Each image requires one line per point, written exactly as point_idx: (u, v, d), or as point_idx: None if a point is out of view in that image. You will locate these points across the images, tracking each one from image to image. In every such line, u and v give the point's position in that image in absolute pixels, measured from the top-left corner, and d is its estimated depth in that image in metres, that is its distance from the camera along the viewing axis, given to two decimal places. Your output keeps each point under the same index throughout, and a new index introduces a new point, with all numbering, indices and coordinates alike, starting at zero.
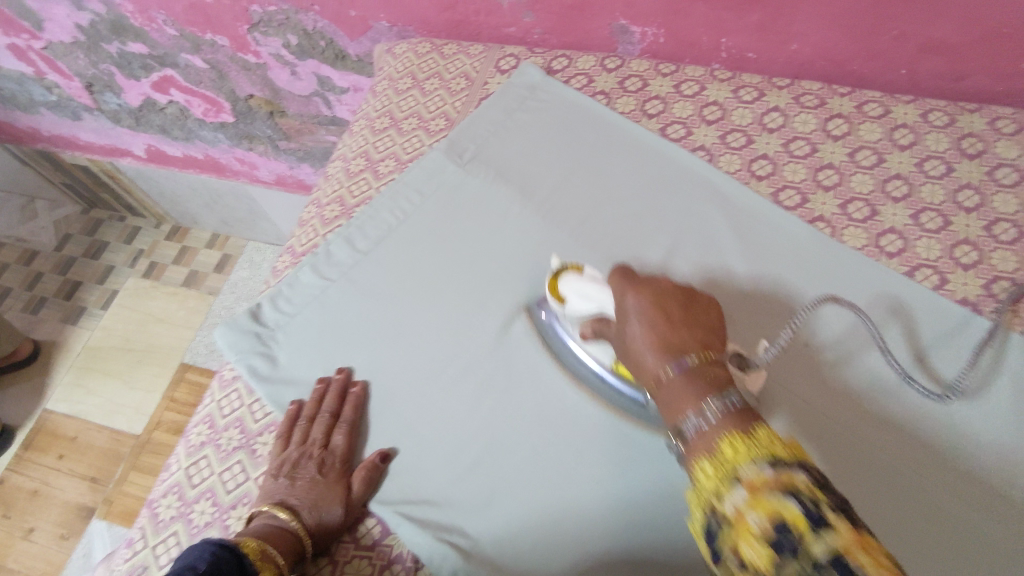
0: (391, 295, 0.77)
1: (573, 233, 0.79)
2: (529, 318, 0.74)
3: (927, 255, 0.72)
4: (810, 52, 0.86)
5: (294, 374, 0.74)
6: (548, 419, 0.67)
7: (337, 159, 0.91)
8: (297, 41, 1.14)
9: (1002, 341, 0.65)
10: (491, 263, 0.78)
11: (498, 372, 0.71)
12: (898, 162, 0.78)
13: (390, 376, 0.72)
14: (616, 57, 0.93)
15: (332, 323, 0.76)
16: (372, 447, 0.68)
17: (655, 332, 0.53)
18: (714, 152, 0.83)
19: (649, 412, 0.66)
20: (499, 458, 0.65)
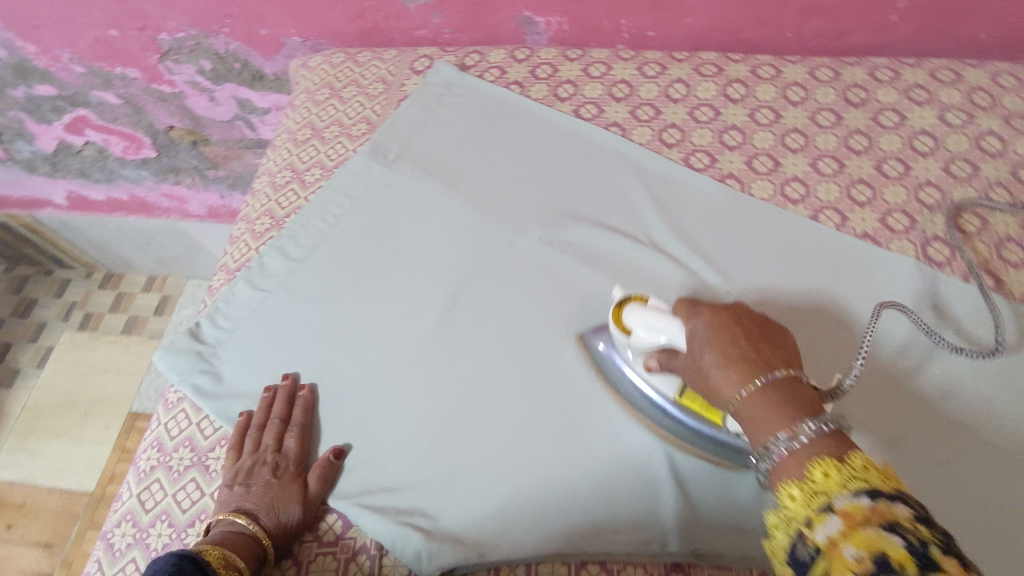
0: (330, 298, 0.78)
1: (502, 218, 0.81)
2: (469, 301, 0.76)
3: (827, 197, 0.78)
4: (704, 25, 0.91)
5: (241, 387, 0.74)
6: (497, 394, 0.69)
7: (263, 174, 0.91)
8: (211, 66, 1.14)
9: (896, 266, 0.72)
10: (426, 256, 0.80)
11: (444, 356, 0.73)
12: (794, 117, 0.85)
13: (338, 374, 0.73)
14: (525, 48, 0.96)
15: (275, 332, 0.77)
16: (326, 445, 0.68)
17: (735, 351, 0.53)
18: (626, 127, 0.87)
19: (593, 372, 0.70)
20: (453, 437, 0.67)
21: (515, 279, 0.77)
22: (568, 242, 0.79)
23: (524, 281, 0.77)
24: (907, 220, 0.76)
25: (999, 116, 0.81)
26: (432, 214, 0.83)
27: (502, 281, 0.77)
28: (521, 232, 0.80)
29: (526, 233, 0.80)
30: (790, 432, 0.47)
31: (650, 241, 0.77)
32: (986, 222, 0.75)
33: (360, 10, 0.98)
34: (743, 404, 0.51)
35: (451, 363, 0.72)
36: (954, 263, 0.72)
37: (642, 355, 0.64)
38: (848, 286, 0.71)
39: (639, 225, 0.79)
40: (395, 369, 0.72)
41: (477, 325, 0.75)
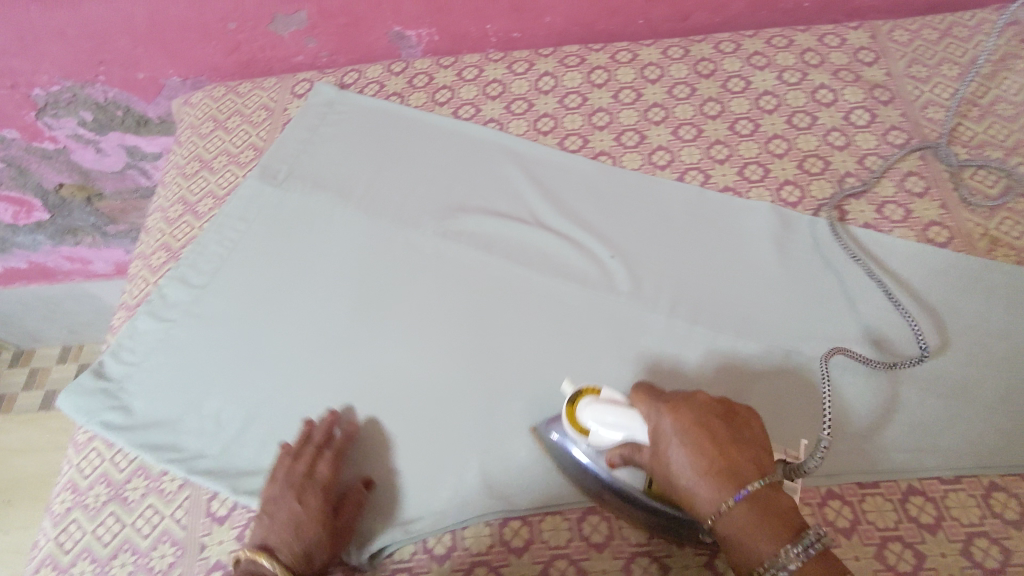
0: (236, 317, 0.79)
1: (395, 220, 0.84)
2: (373, 301, 0.78)
3: (690, 160, 0.85)
4: (563, 21, 0.98)
5: (153, 416, 0.73)
6: (407, 383, 0.72)
7: (155, 211, 0.92)
8: (93, 117, 1.13)
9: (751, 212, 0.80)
10: (325, 263, 0.82)
11: (351, 355, 0.75)
12: (653, 93, 0.92)
13: (251, 387, 0.74)
14: (401, 61, 1.00)
15: (183, 358, 0.76)
16: (247, 456, 0.69)
17: (707, 462, 0.51)
18: (503, 122, 0.92)
19: (496, 347, 0.74)
20: (370, 427, 0.70)
21: (413, 272, 0.80)
22: (460, 233, 0.82)
23: (422, 272, 0.80)
24: (761, 170, 0.83)
25: (828, 71, 0.91)
26: (326, 225, 0.85)
27: (402, 276, 0.80)
28: (415, 230, 0.83)
29: (419, 231, 0.83)
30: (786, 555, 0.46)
31: (537, 222, 0.82)
32: (827, 163, 0.83)
33: (234, 43, 1.00)
34: (719, 523, 0.49)
35: (360, 361, 0.74)
36: (804, 203, 0.80)
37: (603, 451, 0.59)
38: (717, 237, 0.79)
39: (524, 208, 0.84)
40: (306, 375, 0.74)
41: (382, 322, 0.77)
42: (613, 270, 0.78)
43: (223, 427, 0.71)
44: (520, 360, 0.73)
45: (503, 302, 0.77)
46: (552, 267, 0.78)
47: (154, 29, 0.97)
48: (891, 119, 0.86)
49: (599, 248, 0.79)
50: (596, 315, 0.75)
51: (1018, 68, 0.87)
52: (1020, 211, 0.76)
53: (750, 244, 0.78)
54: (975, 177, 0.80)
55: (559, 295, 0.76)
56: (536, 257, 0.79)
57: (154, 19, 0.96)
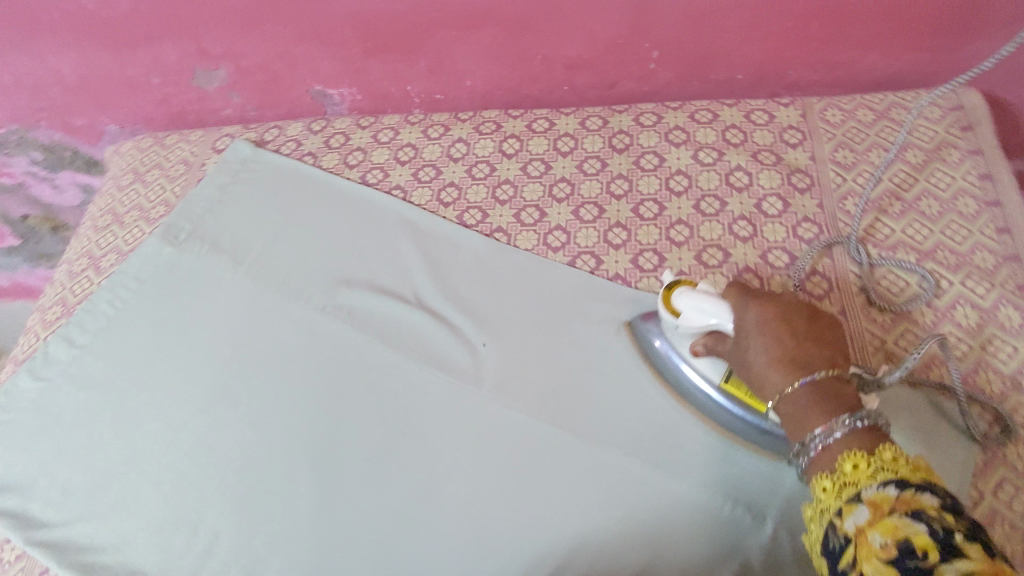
0: (108, 382, 0.79)
1: (279, 289, 0.83)
2: (238, 374, 0.77)
3: (586, 243, 0.81)
4: (484, 85, 0.95)
5: (9, 480, 0.74)
6: (248, 469, 0.70)
7: (63, 263, 0.94)
8: (43, 156, 1.17)
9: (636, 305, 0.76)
10: (202, 330, 0.81)
11: (204, 430, 0.73)
12: (562, 166, 0.88)
13: (105, 458, 0.73)
14: (322, 120, 1.00)
15: (50, 423, 0.77)
16: (81, 530, 0.69)
17: (780, 353, 0.58)
18: (407, 189, 0.90)
19: (346, 436, 0.71)
20: (202, 511, 0.68)
21: (283, 346, 0.78)
22: (338, 309, 0.80)
23: (292, 346, 0.78)
24: (656, 259, 0.79)
25: (748, 151, 0.85)
26: (213, 289, 0.85)
27: (271, 349, 0.78)
28: (296, 302, 0.81)
29: (298, 303, 0.81)
30: (828, 428, 0.53)
31: (417, 301, 0.79)
32: (728, 255, 0.78)
33: (163, 96, 1.02)
34: (784, 404, 0.57)
35: (210, 438, 0.72)
36: None
37: (692, 334, 0.66)
38: (595, 330, 0.75)
39: (408, 284, 0.81)
40: (159, 447, 0.73)
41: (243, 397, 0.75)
42: (482, 360, 0.74)
43: (68, 498, 0.71)
44: (368, 452, 0.70)
45: (364, 386, 0.74)
46: (421, 351, 0.75)
47: (84, 80, 1.00)
48: (806, 209, 0.80)
49: (472, 333, 0.76)
50: (454, 410, 0.71)
51: (953, 159, 0.81)
52: (926, 325, 0.70)
53: (627, 341, 0.73)
54: (883, 283, 0.73)
55: (422, 384, 0.73)
56: (407, 339, 0.77)
57: (85, 71, 0.99)
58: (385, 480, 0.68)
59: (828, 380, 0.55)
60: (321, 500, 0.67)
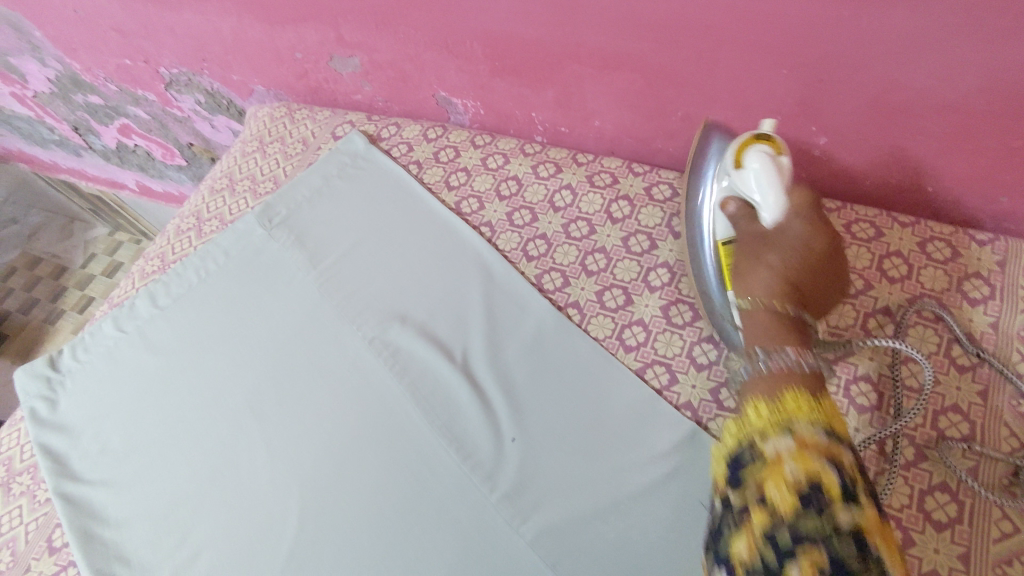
0: (168, 351, 0.82)
1: (339, 306, 0.81)
2: (275, 385, 0.76)
3: (664, 351, 0.69)
4: (613, 129, 0.84)
5: (65, 420, 0.80)
6: (248, 493, 0.70)
7: (178, 216, 0.99)
8: (205, 99, 1.24)
9: (693, 450, 0.63)
10: (260, 327, 0.81)
11: (226, 435, 0.74)
12: (668, 249, 0.75)
13: (142, 429, 0.77)
14: (440, 128, 0.94)
15: (111, 376, 0.82)
16: (102, 496, 0.73)
17: (781, 271, 0.53)
18: (496, 229, 0.83)
19: (345, 492, 0.68)
20: (196, 519, 0.69)
21: (324, 370, 0.76)
22: (386, 348, 0.76)
23: (332, 373, 0.76)
24: None
25: (905, 292, 0.68)
26: (284, 287, 0.84)
27: (311, 371, 0.76)
28: (351, 325, 0.79)
29: (352, 327, 0.79)
30: (796, 356, 0.47)
31: (462, 363, 0.73)
32: None
33: (303, 71, 1.02)
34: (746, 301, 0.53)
35: (229, 445, 0.73)
36: None
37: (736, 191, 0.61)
38: (637, 464, 0.64)
39: (460, 340, 0.75)
40: (187, 434, 0.75)
41: (270, 412, 0.74)
42: (505, 455, 0.67)
43: (103, 456, 0.76)
44: (360, 520, 0.66)
45: (380, 442, 0.70)
46: (447, 423, 0.69)
47: (238, 43, 1.02)
48: (959, 394, 0.61)
49: (505, 421, 0.69)
50: (457, 502, 0.65)
51: None
52: None
53: (670, 490, 0.62)
54: None
55: (435, 463, 0.68)
56: (440, 402, 0.71)
57: (239, 36, 1.01)
58: (364, 559, 0.64)
59: (801, 321, 0.51)
60: (301, 552, 0.65)
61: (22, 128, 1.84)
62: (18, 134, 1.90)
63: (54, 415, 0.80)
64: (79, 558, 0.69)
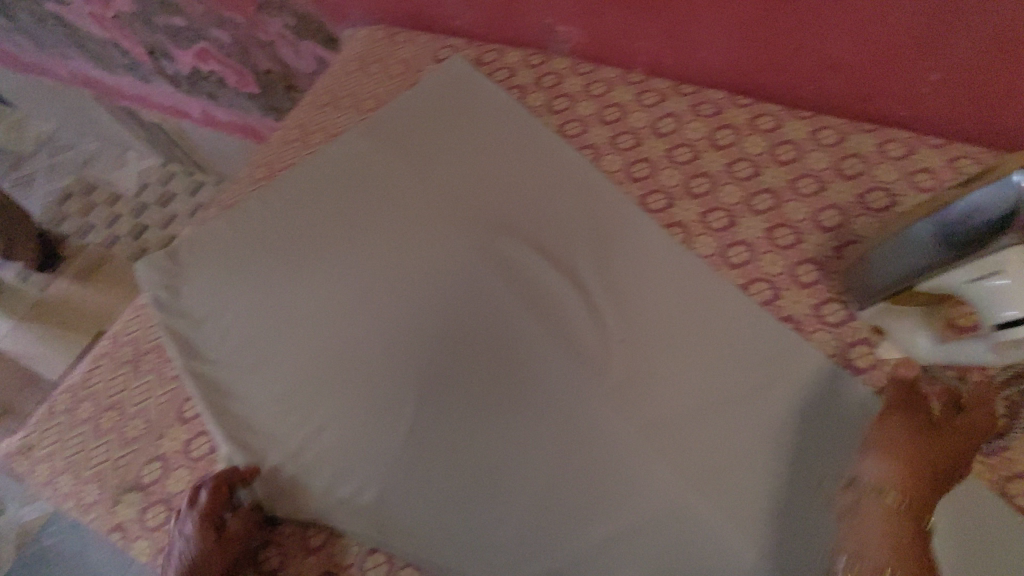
0: (282, 250, 0.87)
1: (448, 215, 0.85)
2: (388, 283, 0.81)
3: (768, 269, 0.73)
4: (718, 61, 0.86)
5: (188, 308, 0.85)
6: (366, 380, 0.74)
7: (281, 128, 1.03)
8: (294, 23, 1.26)
9: (795, 357, 0.68)
10: (371, 232, 0.86)
11: (341, 326, 0.79)
12: (772, 176, 0.78)
13: (261, 317, 0.82)
14: (541, 55, 0.97)
15: (228, 271, 0.87)
16: (229, 376, 0.79)
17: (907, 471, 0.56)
18: (600, 151, 0.86)
19: (462, 380, 0.73)
20: (318, 399, 0.75)
21: (434, 274, 0.80)
22: (496, 254, 0.81)
23: (443, 278, 0.80)
24: (843, 313, 0.69)
25: None
26: (392, 197, 0.88)
27: (419, 275, 0.80)
28: (461, 233, 0.83)
29: (463, 234, 0.83)
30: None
31: (571, 273, 0.78)
32: None
33: None
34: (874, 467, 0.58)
35: (345, 334, 0.78)
36: (872, 373, 0.66)
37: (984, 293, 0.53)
38: (741, 370, 0.69)
39: (569, 253, 0.79)
40: (304, 324, 0.80)
41: (382, 309, 0.79)
42: (613, 356, 0.72)
43: (226, 341, 0.82)
44: (477, 407, 0.72)
45: (493, 340, 0.75)
46: (557, 326, 0.75)
47: None
48: None
49: (613, 326, 0.74)
50: (569, 394, 0.70)
51: None
52: None
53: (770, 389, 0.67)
54: None
55: (548, 361, 0.73)
56: (550, 309, 0.76)
57: None
58: (482, 442, 0.70)
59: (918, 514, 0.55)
60: (423, 430, 0.71)
61: (93, 52, 1.88)
62: (86, 57, 1.94)
63: (178, 301, 0.86)
64: (215, 427, 0.75)
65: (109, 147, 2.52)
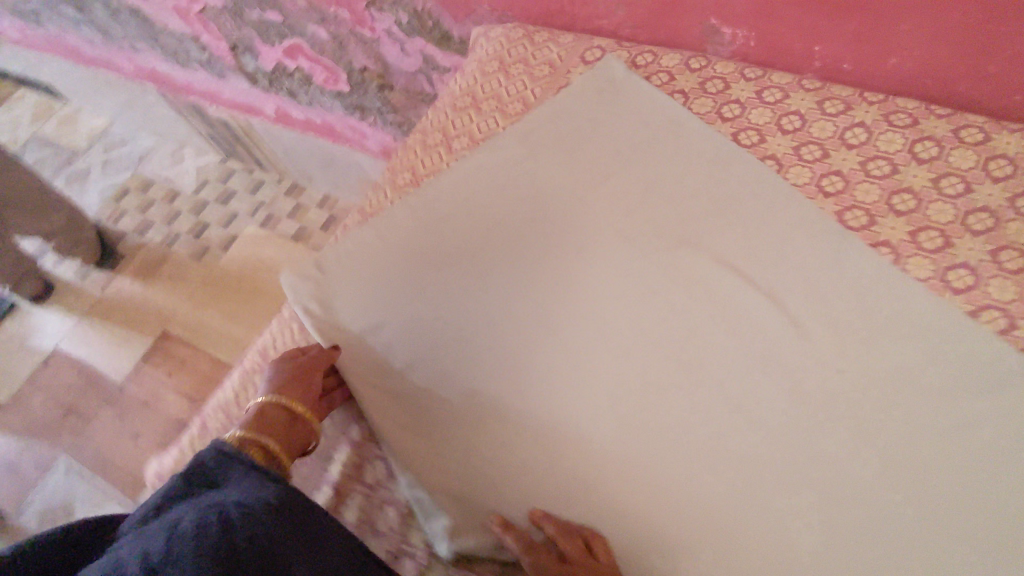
0: (441, 260, 0.82)
1: (626, 230, 0.81)
2: (566, 302, 0.77)
3: (1000, 296, 0.67)
4: (911, 67, 0.81)
5: (343, 324, 0.80)
6: (556, 403, 0.70)
7: (419, 132, 0.98)
8: (408, 20, 1.22)
9: None
10: (539, 245, 0.81)
11: (520, 345, 0.74)
12: (988, 193, 0.72)
13: (426, 331, 0.77)
14: (702, 57, 0.91)
15: (383, 280, 0.82)
16: (400, 395, 0.75)
17: None
18: (783, 163, 0.81)
19: (661, 408, 0.68)
20: (502, 422, 0.70)
21: (619, 293, 0.76)
22: (678, 274, 0.77)
23: (628, 298, 0.76)
24: None
25: None
26: (536, 212, 0.83)
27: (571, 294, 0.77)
28: (639, 251, 0.79)
29: (643, 251, 0.79)
30: None
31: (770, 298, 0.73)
32: None
33: None
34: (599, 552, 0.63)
35: (527, 354, 0.74)
36: None
37: None
38: (978, 405, 0.64)
39: (766, 274, 0.75)
40: (443, 349, 0.75)
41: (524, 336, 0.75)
42: (832, 387, 0.67)
43: (389, 356, 0.77)
44: (635, 440, 0.67)
45: (653, 370, 0.71)
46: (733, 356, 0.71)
47: None
48: None
49: (829, 355, 0.69)
50: (744, 431, 0.66)
51: None
52: None
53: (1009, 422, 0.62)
54: None
55: (716, 394, 0.69)
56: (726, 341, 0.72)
57: None
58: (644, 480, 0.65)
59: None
60: (623, 462, 0.66)
61: (169, 48, 1.83)
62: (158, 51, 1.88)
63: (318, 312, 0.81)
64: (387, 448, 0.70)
65: (165, 143, 2.33)
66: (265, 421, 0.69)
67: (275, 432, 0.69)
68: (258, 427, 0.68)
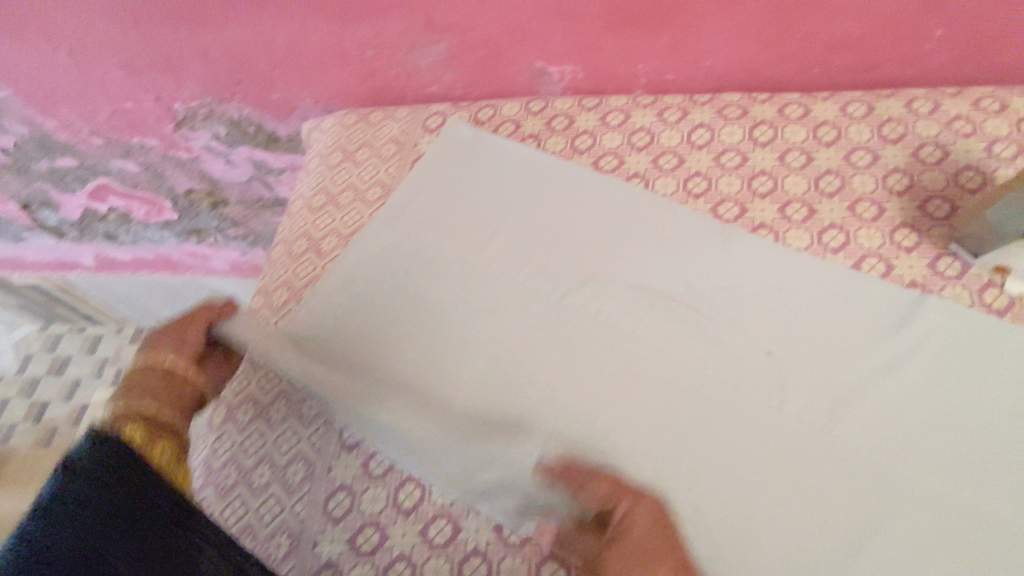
0: (389, 297, 0.79)
1: (532, 277, 0.79)
2: (499, 364, 0.73)
3: (870, 244, 0.74)
4: (724, 65, 0.88)
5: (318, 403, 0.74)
6: (563, 385, 0.70)
7: (280, 243, 0.90)
8: (226, 131, 1.13)
9: (925, 315, 0.69)
10: (482, 253, 0.82)
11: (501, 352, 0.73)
12: (827, 156, 0.81)
13: (407, 364, 0.74)
14: (538, 99, 0.93)
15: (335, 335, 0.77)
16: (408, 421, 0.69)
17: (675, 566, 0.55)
18: (649, 178, 0.84)
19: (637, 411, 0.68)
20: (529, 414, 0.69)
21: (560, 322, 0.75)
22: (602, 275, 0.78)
23: (580, 280, 0.78)
24: (958, 265, 0.72)
25: None
26: (397, 307, 0.79)
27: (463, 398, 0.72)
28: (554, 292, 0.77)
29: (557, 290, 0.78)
30: None
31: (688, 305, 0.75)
32: None
33: (367, 72, 0.96)
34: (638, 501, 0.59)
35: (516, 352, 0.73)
36: (1013, 310, 0.69)
37: None
38: (892, 343, 0.69)
39: (674, 283, 0.76)
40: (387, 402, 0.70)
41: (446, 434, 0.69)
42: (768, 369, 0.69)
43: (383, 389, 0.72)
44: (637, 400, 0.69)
45: (601, 349, 0.72)
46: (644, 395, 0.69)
47: (292, 53, 0.94)
48: None
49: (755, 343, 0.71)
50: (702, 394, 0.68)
51: None
52: None
53: (923, 351, 0.68)
54: None
55: (665, 364, 0.71)
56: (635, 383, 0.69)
57: (295, 44, 0.92)
58: (663, 442, 0.66)
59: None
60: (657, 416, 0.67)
61: None
62: None
63: (229, 526, 0.70)
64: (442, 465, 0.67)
65: None
66: (139, 381, 0.62)
67: (158, 391, 0.62)
68: (136, 391, 0.61)
